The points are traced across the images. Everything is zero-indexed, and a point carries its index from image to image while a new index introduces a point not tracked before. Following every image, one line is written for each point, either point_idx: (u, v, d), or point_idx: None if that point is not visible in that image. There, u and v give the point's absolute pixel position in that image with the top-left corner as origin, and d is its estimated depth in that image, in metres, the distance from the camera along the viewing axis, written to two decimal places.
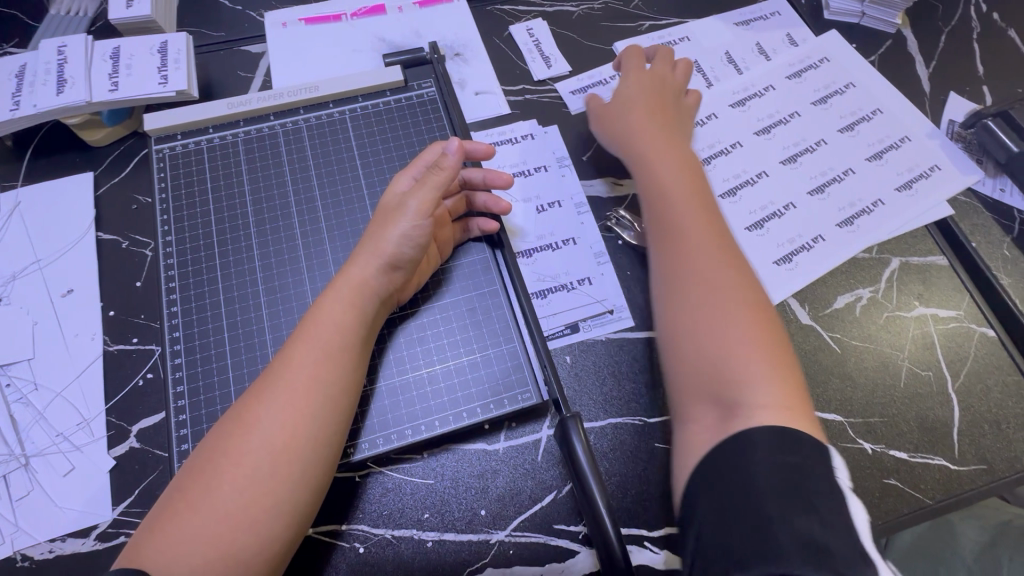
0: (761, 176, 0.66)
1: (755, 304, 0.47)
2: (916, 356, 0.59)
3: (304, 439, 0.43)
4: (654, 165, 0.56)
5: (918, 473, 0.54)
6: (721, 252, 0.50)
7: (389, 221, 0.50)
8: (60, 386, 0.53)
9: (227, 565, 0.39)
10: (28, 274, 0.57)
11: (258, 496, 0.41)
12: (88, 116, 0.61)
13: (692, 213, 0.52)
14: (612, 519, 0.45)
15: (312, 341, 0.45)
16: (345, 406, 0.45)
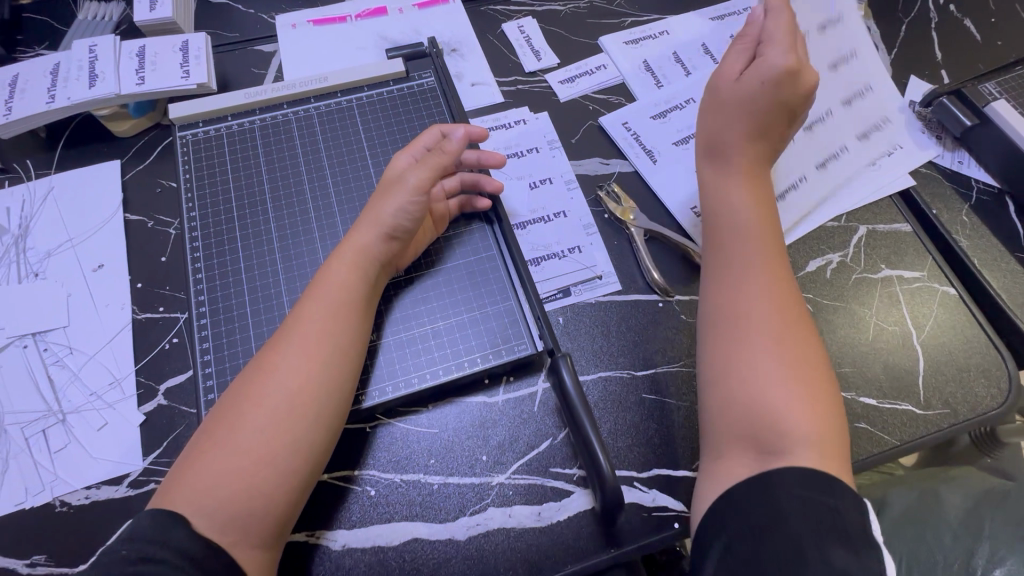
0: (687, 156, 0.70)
1: (806, 346, 0.49)
2: (884, 313, 0.63)
3: (315, 390, 0.47)
4: (721, 198, 0.57)
5: (887, 417, 0.58)
6: (779, 288, 0.51)
7: (387, 199, 0.54)
8: (93, 350, 0.57)
9: (251, 495, 0.43)
10: (62, 251, 0.62)
11: (277, 441, 0.45)
12: (116, 109, 0.66)
13: (751, 254, 0.53)
14: (604, 453, 0.49)
15: (317, 303, 0.51)
16: (352, 359, 0.50)
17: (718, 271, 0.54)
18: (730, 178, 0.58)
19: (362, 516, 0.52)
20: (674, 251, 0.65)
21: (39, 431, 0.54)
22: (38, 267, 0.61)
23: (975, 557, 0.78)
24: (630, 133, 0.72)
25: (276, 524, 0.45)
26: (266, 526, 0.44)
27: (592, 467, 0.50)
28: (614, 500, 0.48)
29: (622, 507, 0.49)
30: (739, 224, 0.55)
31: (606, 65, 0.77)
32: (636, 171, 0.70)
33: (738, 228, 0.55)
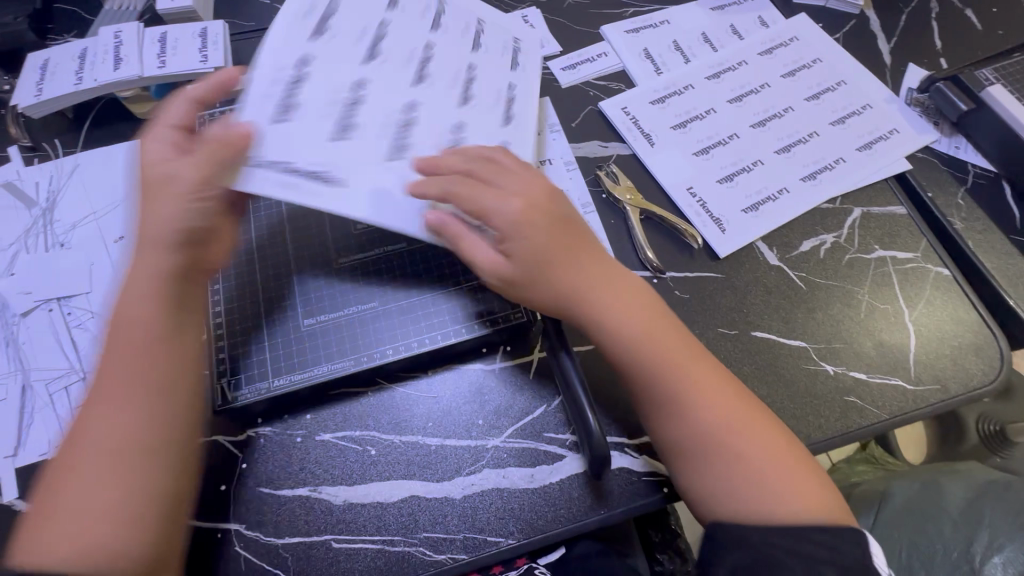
0: (508, 118, 0.61)
1: (768, 429, 0.50)
2: (875, 292, 0.64)
3: (168, 428, 0.45)
4: (617, 330, 0.52)
5: (876, 391, 0.59)
6: (718, 394, 0.51)
7: (160, 198, 0.48)
8: (113, 315, 0.60)
9: (111, 543, 0.41)
10: (86, 223, 0.65)
11: (121, 489, 0.42)
12: (139, 91, 0.70)
13: (673, 369, 0.51)
14: (593, 411, 0.51)
15: (117, 340, 0.46)
16: (183, 395, 0.46)
17: (652, 411, 0.52)
18: (610, 310, 0.52)
19: (362, 473, 0.54)
20: (668, 232, 0.67)
21: (62, 389, 0.57)
22: (64, 238, 0.64)
23: (973, 544, 0.79)
24: (629, 118, 0.74)
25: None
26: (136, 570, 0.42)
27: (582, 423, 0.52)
28: (601, 456, 0.50)
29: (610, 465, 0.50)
30: (659, 393, 0.51)
31: (607, 53, 0.79)
32: (633, 153, 0.72)
33: (647, 364, 0.51)
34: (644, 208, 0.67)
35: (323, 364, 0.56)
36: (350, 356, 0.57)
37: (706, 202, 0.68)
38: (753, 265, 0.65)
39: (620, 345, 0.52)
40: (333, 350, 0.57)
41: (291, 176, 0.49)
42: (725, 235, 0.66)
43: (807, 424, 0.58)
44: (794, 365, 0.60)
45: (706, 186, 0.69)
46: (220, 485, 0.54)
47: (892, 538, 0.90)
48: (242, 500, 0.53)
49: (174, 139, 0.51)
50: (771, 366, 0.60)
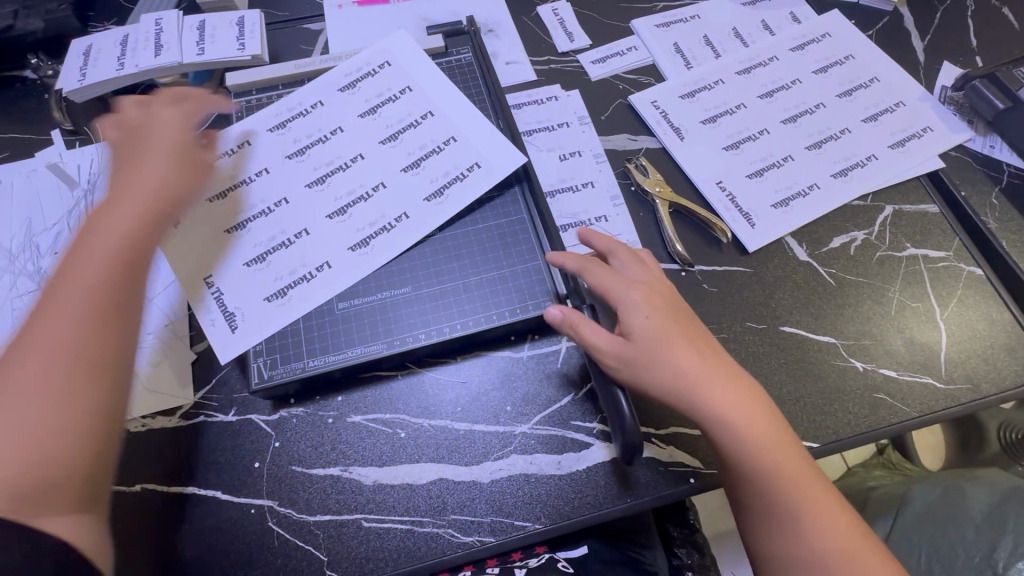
0: (365, 246, 0.60)
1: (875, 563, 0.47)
2: (906, 290, 0.64)
3: (60, 343, 0.43)
4: (733, 436, 0.49)
5: (906, 389, 0.59)
6: (831, 518, 0.48)
7: (174, 171, 0.55)
8: (151, 295, 0.62)
9: None
10: None
11: (42, 419, 0.41)
12: (178, 77, 0.72)
13: (786, 484, 0.48)
14: (627, 396, 0.51)
15: (78, 253, 0.47)
16: (103, 322, 0.45)
17: (753, 521, 0.49)
18: (731, 415, 0.49)
19: (392, 455, 0.55)
20: (696, 226, 0.67)
21: None
22: None
23: (996, 550, 0.78)
24: (658, 111, 0.74)
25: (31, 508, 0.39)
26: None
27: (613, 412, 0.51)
28: (631, 445, 0.50)
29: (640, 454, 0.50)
30: (762, 501, 0.48)
31: (637, 47, 0.80)
32: (662, 146, 0.72)
33: (762, 472, 0.48)
34: (673, 201, 0.67)
35: (358, 346, 0.57)
36: (383, 340, 0.57)
37: (736, 196, 0.68)
38: (782, 260, 0.65)
39: (731, 447, 0.49)
40: (366, 333, 0.58)
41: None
42: (754, 230, 0.66)
43: (836, 421, 0.57)
44: (823, 360, 0.60)
45: (736, 181, 0.69)
46: (254, 462, 0.55)
47: (912, 543, 0.89)
48: (275, 476, 0.54)
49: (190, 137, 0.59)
50: (799, 360, 0.60)
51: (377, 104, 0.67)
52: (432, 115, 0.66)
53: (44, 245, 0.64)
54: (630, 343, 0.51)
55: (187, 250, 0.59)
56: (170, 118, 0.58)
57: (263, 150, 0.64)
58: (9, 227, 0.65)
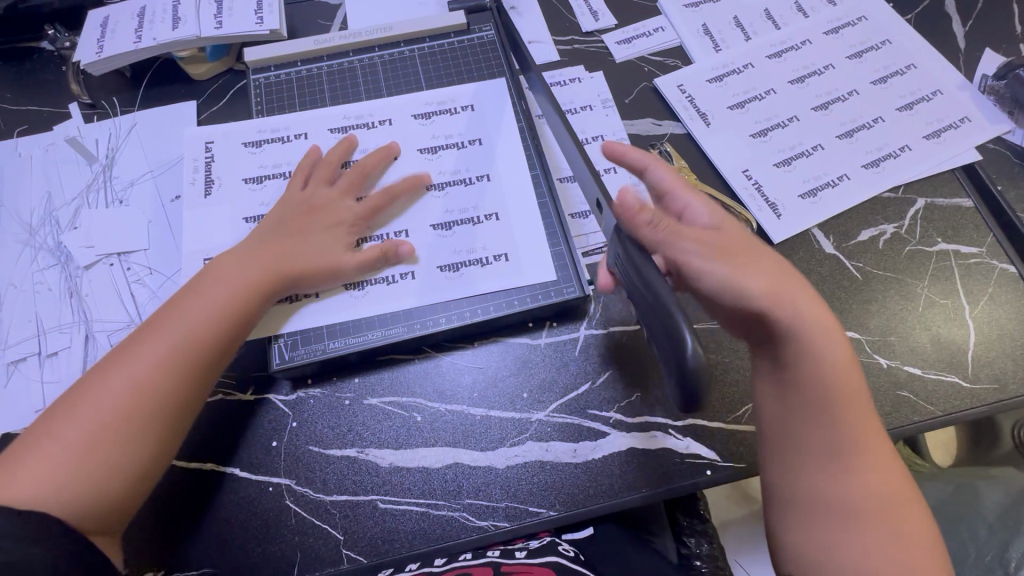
0: (359, 290, 0.59)
1: (914, 524, 0.46)
2: (935, 286, 0.62)
3: (152, 391, 0.49)
4: (819, 364, 0.48)
5: (931, 388, 0.58)
6: (883, 471, 0.47)
7: (317, 229, 0.58)
8: (169, 272, 0.62)
9: (57, 476, 0.45)
10: (143, 182, 0.67)
11: (116, 459, 0.47)
12: (195, 51, 0.70)
13: (857, 422, 0.48)
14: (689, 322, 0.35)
15: (209, 294, 0.53)
16: (196, 376, 0.51)
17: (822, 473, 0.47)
18: (824, 343, 0.48)
19: (407, 438, 0.55)
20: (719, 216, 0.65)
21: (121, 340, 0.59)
22: (122, 195, 0.66)
23: None
24: (685, 96, 0.72)
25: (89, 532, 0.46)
26: (70, 511, 0.45)
27: (665, 340, 0.36)
28: (695, 388, 0.35)
29: (706, 399, 0.35)
30: (829, 433, 0.47)
31: (664, 28, 0.77)
32: (688, 132, 0.70)
33: (840, 405, 0.48)
34: (698, 188, 0.65)
35: (377, 330, 0.58)
36: (403, 324, 0.58)
37: (762, 186, 0.66)
38: (807, 252, 0.64)
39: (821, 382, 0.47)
40: (386, 317, 0.58)
41: (204, 165, 0.64)
42: (781, 221, 0.64)
43: None
44: None
45: (763, 170, 0.67)
46: (272, 441, 0.55)
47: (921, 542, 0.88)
48: (293, 456, 0.55)
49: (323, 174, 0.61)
50: None
51: (434, 109, 0.67)
52: (473, 109, 0.67)
53: (63, 220, 0.64)
54: (715, 236, 0.47)
55: (207, 224, 0.61)
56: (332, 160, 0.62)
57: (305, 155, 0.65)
58: (29, 201, 0.66)
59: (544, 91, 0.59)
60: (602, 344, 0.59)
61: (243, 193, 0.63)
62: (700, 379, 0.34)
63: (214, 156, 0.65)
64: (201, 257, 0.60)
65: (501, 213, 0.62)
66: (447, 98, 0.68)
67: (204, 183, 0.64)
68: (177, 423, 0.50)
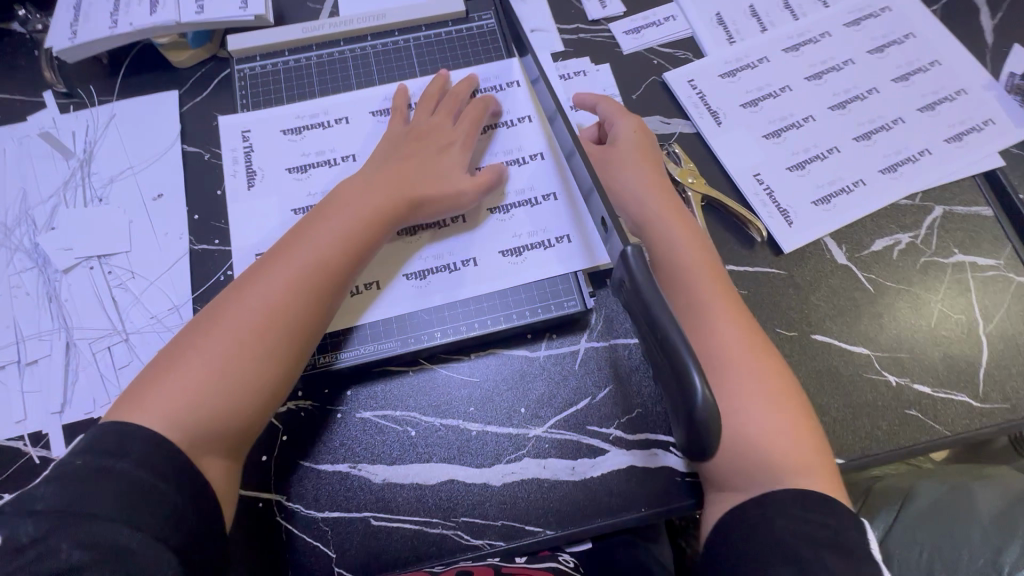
0: (418, 278, 0.59)
1: (774, 372, 0.52)
2: (949, 300, 0.60)
3: (288, 309, 0.49)
4: (671, 240, 0.56)
5: (940, 407, 0.56)
6: (747, 335, 0.53)
7: (425, 159, 0.58)
8: (153, 276, 0.59)
9: (200, 394, 0.45)
10: (124, 178, 0.63)
11: (254, 376, 0.47)
12: (176, 38, 0.66)
13: (711, 287, 0.54)
14: (700, 370, 0.32)
15: (333, 217, 0.54)
16: (327, 296, 0.51)
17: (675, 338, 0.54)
18: (673, 227, 0.57)
19: (401, 453, 0.54)
20: (727, 222, 0.63)
21: (103, 347, 0.57)
22: (102, 193, 0.63)
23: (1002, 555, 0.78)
24: (695, 92, 0.68)
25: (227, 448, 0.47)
26: (213, 429, 0.45)
27: (673, 383, 0.34)
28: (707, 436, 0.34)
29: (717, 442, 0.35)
30: (689, 308, 0.54)
31: (675, 16, 0.72)
32: (698, 131, 0.66)
33: (696, 275, 0.54)
34: (705, 193, 0.62)
35: (369, 344, 0.56)
36: (397, 338, 0.56)
37: (773, 191, 0.63)
38: (818, 262, 0.61)
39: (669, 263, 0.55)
40: (379, 329, 0.57)
41: (244, 156, 0.62)
42: (792, 228, 0.62)
43: (864, 438, 0.55)
44: (854, 372, 0.57)
45: (775, 174, 0.64)
46: (262, 456, 0.54)
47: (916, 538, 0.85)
48: (282, 472, 0.53)
49: (429, 105, 0.62)
50: (829, 372, 0.57)
51: (480, 87, 0.65)
52: (518, 85, 0.65)
53: (40, 220, 0.61)
54: (607, 151, 0.61)
55: (247, 215, 0.59)
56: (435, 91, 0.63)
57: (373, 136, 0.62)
58: (3, 199, 0.62)
59: (546, 85, 0.56)
60: (603, 358, 0.57)
61: (287, 182, 0.60)
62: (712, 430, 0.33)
63: (253, 146, 0.62)
64: (251, 253, 0.58)
65: (557, 194, 0.61)
66: (489, 75, 0.66)
67: (246, 175, 0.61)
68: (308, 344, 0.50)
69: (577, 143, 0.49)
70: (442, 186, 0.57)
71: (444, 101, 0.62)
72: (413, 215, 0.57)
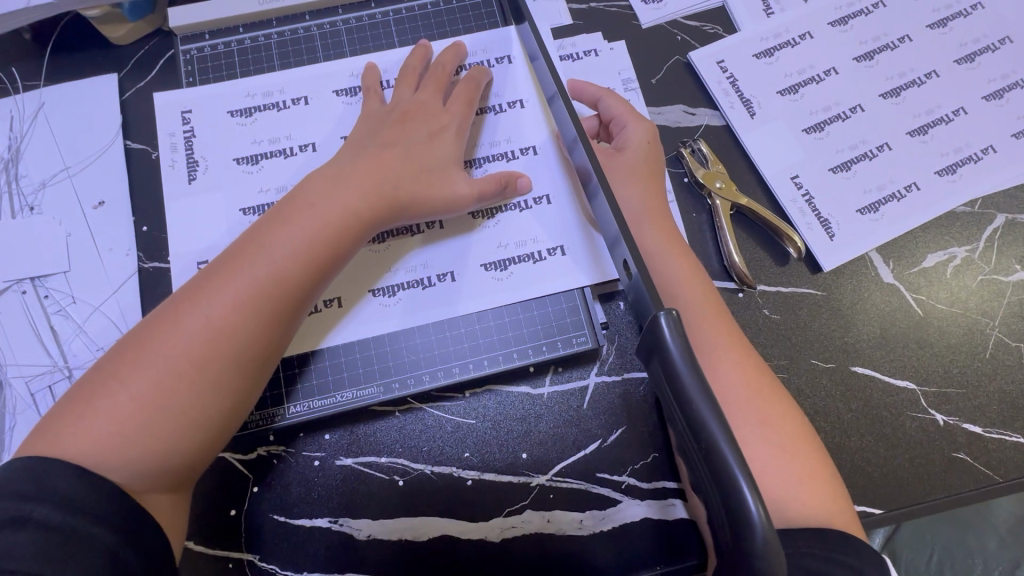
0: (388, 296, 0.50)
1: (778, 413, 0.44)
2: (1007, 325, 0.53)
3: (234, 334, 0.41)
4: (655, 262, 0.48)
5: (991, 449, 0.50)
6: (747, 365, 0.45)
7: (407, 145, 0.48)
8: (98, 301, 0.51)
9: (124, 434, 0.38)
10: (58, 182, 0.54)
11: (192, 413, 0.40)
12: (108, 9, 0.55)
13: (704, 319, 0.46)
14: (755, 487, 0.25)
15: (291, 217, 0.44)
16: (281, 317, 0.43)
17: None
18: (659, 246, 0.48)
19: (386, 506, 0.48)
20: (758, 235, 0.55)
21: (45, 386, 0.50)
22: (33, 200, 0.54)
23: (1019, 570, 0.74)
24: (725, 75, 0.58)
25: (159, 495, 0.40)
26: (140, 476, 0.38)
27: (719, 500, 0.27)
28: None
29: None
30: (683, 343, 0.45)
31: None
32: (728, 126, 0.57)
33: (687, 305, 0.46)
34: (735, 201, 0.54)
35: (347, 390, 0.49)
36: (379, 382, 0.49)
37: (812, 197, 0.55)
38: (860, 282, 0.54)
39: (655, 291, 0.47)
40: (356, 371, 0.49)
41: (184, 142, 0.51)
42: (833, 243, 0.53)
43: (906, 486, 0.49)
44: (897, 411, 0.51)
45: (815, 176, 0.55)
46: (230, 509, 0.48)
47: (925, 540, 0.75)
48: (253, 528, 0.48)
49: (412, 80, 0.52)
50: (870, 410, 0.51)
51: (465, 62, 0.55)
52: (510, 62, 0.55)
53: None
54: (611, 158, 0.52)
55: (190, 224, 0.50)
56: (418, 64, 0.53)
57: (340, 122, 0.52)
58: None
59: (547, 62, 0.46)
60: (615, 395, 0.50)
61: (235, 176, 0.51)
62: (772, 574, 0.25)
63: (195, 129, 0.52)
64: (192, 264, 0.49)
65: (553, 195, 0.51)
66: (476, 48, 0.55)
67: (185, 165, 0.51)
68: (256, 374, 0.42)
69: (581, 133, 0.40)
70: (425, 182, 0.48)
71: (431, 76, 0.52)
72: (390, 218, 0.47)
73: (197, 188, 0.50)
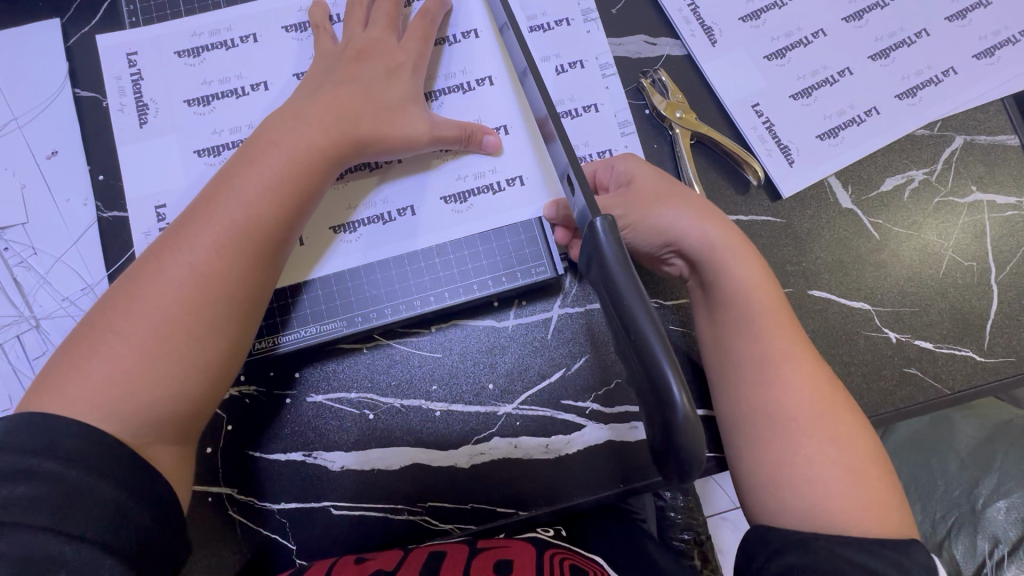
0: (352, 233, 0.50)
1: (847, 420, 0.43)
2: (961, 246, 0.54)
3: (220, 276, 0.41)
4: (730, 265, 0.45)
5: (941, 363, 0.52)
6: (816, 373, 0.44)
7: (362, 80, 0.47)
8: (59, 251, 0.51)
9: (127, 383, 0.38)
10: (7, 133, 0.53)
11: (189, 358, 0.40)
12: None
13: (776, 327, 0.44)
14: (684, 386, 0.26)
15: (259, 159, 0.44)
16: (264, 258, 0.43)
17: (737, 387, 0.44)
18: (728, 245, 0.45)
19: (359, 439, 0.50)
20: (717, 164, 0.55)
21: (13, 336, 0.50)
22: None
23: None
24: (686, 4, 0.57)
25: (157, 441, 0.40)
26: (146, 425, 0.38)
27: (653, 405, 0.28)
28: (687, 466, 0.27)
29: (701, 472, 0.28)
30: (752, 351, 0.44)
31: None
32: (689, 56, 0.57)
33: (759, 311, 0.45)
34: (696, 130, 0.54)
35: (312, 326, 0.49)
36: (343, 316, 0.50)
37: (772, 124, 0.54)
38: (820, 208, 0.54)
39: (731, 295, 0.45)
40: (320, 308, 0.50)
41: (132, 85, 0.50)
42: (792, 170, 0.54)
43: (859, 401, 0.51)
44: (852, 330, 0.52)
45: (776, 103, 0.55)
46: (206, 448, 0.49)
47: None
48: (229, 465, 0.49)
49: (363, 13, 0.51)
50: (826, 331, 0.52)
51: None
52: None
53: None
54: (632, 195, 0.47)
55: (144, 169, 0.49)
56: None
57: (291, 60, 0.51)
58: None
59: None
60: (578, 325, 0.51)
61: (186, 118, 0.50)
62: (694, 461, 0.27)
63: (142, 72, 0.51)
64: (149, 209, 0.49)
65: (511, 126, 0.51)
66: None
67: (136, 108, 0.50)
68: (248, 316, 0.43)
69: (528, 57, 0.40)
70: (386, 118, 0.47)
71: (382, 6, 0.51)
72: (358, 156, 0.47)
73: (148, 132, 0.50)
